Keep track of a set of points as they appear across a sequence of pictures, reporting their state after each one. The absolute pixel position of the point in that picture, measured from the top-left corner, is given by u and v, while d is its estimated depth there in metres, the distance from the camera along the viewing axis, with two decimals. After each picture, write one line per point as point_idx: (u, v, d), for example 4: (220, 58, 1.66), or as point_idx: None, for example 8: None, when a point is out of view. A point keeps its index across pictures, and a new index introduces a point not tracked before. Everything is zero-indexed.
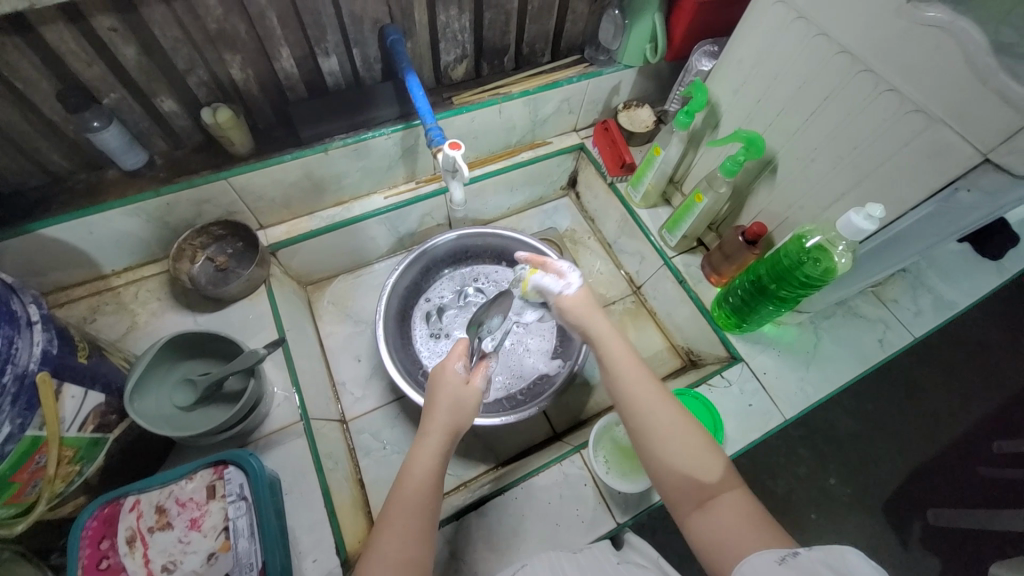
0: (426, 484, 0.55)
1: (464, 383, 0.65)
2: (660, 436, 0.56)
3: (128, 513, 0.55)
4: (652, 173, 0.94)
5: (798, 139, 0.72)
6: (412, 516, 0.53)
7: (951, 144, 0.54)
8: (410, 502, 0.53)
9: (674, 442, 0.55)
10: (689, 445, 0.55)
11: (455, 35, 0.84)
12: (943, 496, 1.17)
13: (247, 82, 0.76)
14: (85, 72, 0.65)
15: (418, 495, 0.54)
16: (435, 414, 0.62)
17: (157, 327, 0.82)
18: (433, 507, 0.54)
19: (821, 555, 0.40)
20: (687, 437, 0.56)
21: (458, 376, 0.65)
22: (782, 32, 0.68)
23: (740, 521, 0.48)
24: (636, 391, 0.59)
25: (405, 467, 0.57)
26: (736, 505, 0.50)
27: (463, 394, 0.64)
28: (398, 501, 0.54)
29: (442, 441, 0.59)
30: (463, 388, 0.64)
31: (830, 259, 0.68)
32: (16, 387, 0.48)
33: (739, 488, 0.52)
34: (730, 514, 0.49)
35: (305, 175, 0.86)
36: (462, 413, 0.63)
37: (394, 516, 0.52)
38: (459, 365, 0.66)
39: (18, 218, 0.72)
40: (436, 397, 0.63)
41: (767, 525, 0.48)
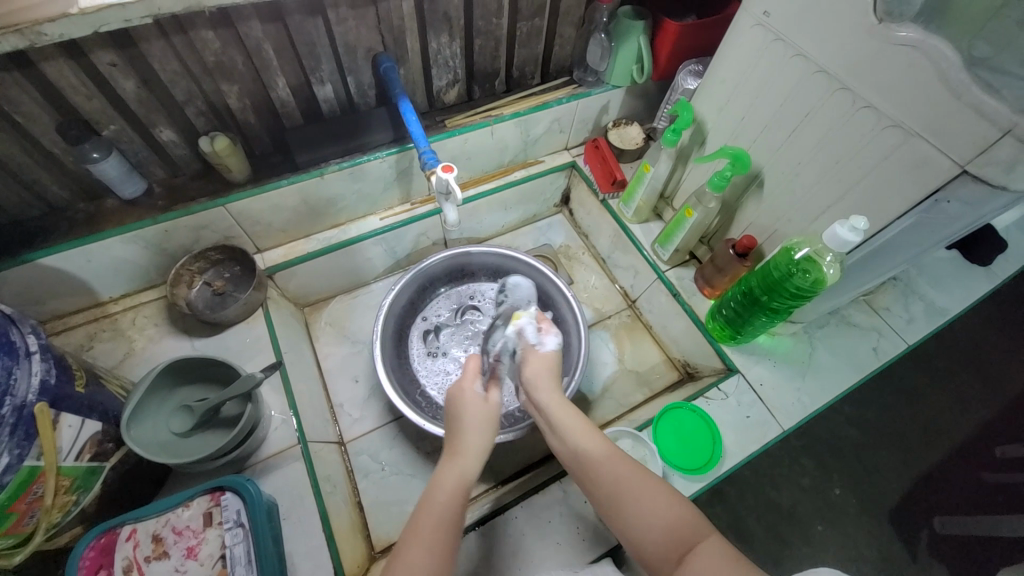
0: (449, 502, 0.55)
1: (483, 401, 0.67)
2: (628, 494, 0.55)
3: (125, 542, 0.54)
4: (642, 190, 0.96)
5: (782, 155, 0.74)
6: (439, 532, 0.53)
7: (930, 158, 0.56)
8: (436, 519, 0.53)
9: (642, 497, 0.54)
10: (656, 498, 0.54)
11: (447, 61, 0.87)
12: (948, 504, 1.17)
13: (244, 110, 0.78)
14: (85, 105, 0.66)
15: (444, 511, 0.54)
16: (460, 435, 0.63)
17: (155, 353, 0.82)
18: (457, 525, 0.54)
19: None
20: (654, 490, 0.55)
21: (477, 395, 0.67)
22: (762, 53, 0.70)
23: (719, 566, 0.45)
24: (595, 459, 0.59)
25: (432, 485, 0.58)
26: (718, 549, 0.47)
27: (483, 412, 0.65)
28: (423, 519, 0.54)
29: (466, 459, 0.61)
30: (484, 407, 0.66)
31: (819, 270, 0.69)
32: (15, 418, 0.48)
33: (715, 532, 0.50)
34: (709, 560, 0.46)
35: (301, 199, 0.87)
36: (484, 431, 0.64)
37: (418, 535, 0.52)
38: (477, 383, 0.68)
39: (17, 248, 0.73)
40: (460, 416, 0.65)
41: (746, 567, 0.45)
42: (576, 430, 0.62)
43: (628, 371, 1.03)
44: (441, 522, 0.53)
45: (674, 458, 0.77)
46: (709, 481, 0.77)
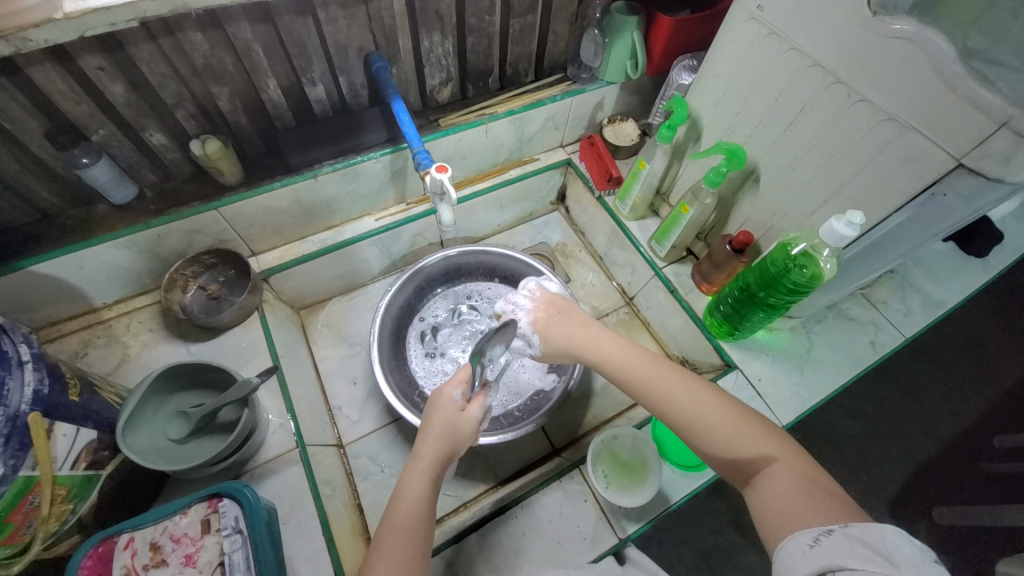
0: (417, 513, 0.54)
1: (460, 411, 0.64)
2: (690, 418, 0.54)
3: (123, 551, 0.54)
4: (638, 186, 0.95)
5: (777, 150, 0.73)
6: (405, 544, 0.51)
7: (925, 151, 0.56)
8: (402, 529, 0.52)
9: (712, 422, 0.52)
10: (726, 420, 0.52)
11: (439, 60, 0.86)
12: (948, 494, 1.17)
13: (235, 112, 0.77)
14: (74, 110, 0.65)
15: (408, 522, 0.53)
16: (424, 442, 0.61)
17: (150, 358, 0.82)
18: (424, 536, 0.53)
19: (857, 534, 0.38)
20: (724, 411, 0.53)
21: (454, 404, 0.64)
22: (756, 47, 0.70)
23: (790, 492, 0.45)
24: (660, 382, 0.57)
25: (396, 496, 0.56)
26: (789, 472, 0.47)
27: (458, 421, 0.64)
28: (392, 528, 0.53)
29: (431, 466, 0.59)
30: (458, 416, 0.64)
31: (816, 265, 0.69)
32: (8, 428, 0.48)
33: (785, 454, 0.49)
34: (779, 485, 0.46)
35: (295, 201, 0.87)
36: (456, 440, 0.62)
37: (387, 543, 0.51)
38: (458, 393, 0.65)
39: (8, 256, 0.72)
40: (431, 421, 0.63)
41: (818, 492, 0.44)
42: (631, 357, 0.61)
43: None
44: (409, 533, 0.52)
45: (675, 456, 0.77)
46: (710, 476, 0.76)
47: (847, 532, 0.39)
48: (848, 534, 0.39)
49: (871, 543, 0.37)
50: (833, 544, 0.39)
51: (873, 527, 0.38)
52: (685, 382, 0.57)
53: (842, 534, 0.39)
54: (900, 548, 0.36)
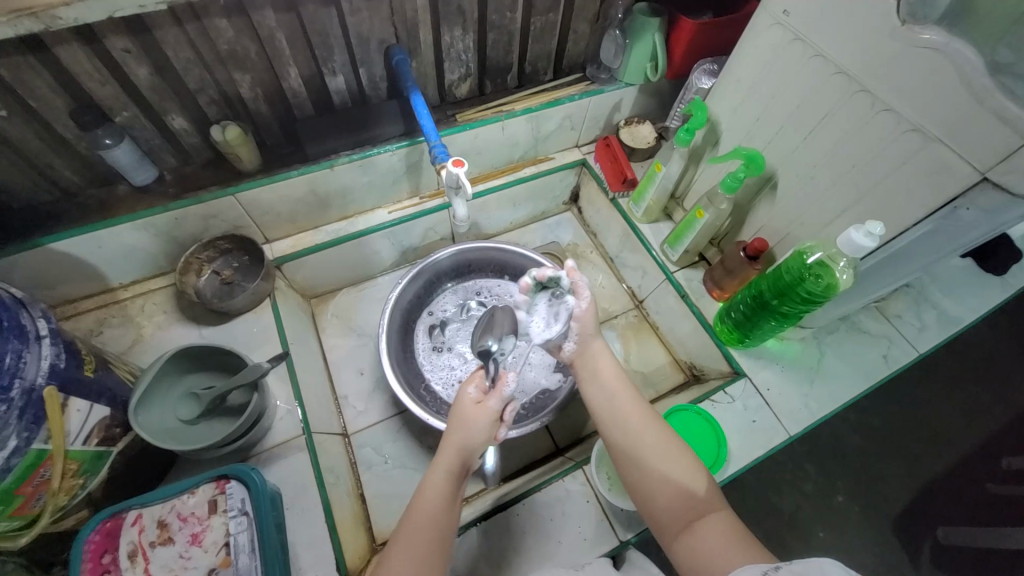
0: (439, 506, 0.57)
1: (477, 406, 0.63)
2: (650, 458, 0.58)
3: (131, 527, 0.55)
4: (653, 189, 0.95)
5: (797, 157, 0.73)
6: (424, 533, 0.54)
7: (950, 163, 0.55)
8: (421, 525, 0.55)
9: (667, 465, 0.58)
10: (680, 469, 0.57)
11: (459, 55, 0.86)
12: (953, 514, 1.15)
13: (256, 100, 0.78)
14: (99, 91, 0.66)
15: (429, 520, 0.55)
16: (452, 435, 0.62)
17: (162, 340, 0.83)
18: (445, 529, 0.56)
19: (801, 568, 0.40)
20: (679, 460, 0.58)
21: (471, 399, 0.64)
22: (780, 52, 0.69)
23: (725, 537, 0.50)
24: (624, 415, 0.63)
25: (423, 488, 0.59)
26: (720, 521, 0.52)
27: (476, 416, 0.62)
28: (415, 519, 0.56)
29: (455, 458, 0.61)
30: (478, 410, 0.63)
31: (831, 275, 0.68)
32: (24, 400, 0.48)
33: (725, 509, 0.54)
34: (714, 530, 0.51)
35: (310, 191, 0.87)
36: (475, 438, 0.61)
37: (405, 539, 0.54)
38: (474, 388, 0.65)
39: (30, 233, 0.73)
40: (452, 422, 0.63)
41: (750, 543, 0.49)
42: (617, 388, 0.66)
43: (633, 371, 1.03)
44: (429, 525, 0.55)
45: None
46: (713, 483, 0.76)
47: (791, 567, 0.40)
48: (791, 569, 0.40)
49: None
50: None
51: (812, 560, 0.40)
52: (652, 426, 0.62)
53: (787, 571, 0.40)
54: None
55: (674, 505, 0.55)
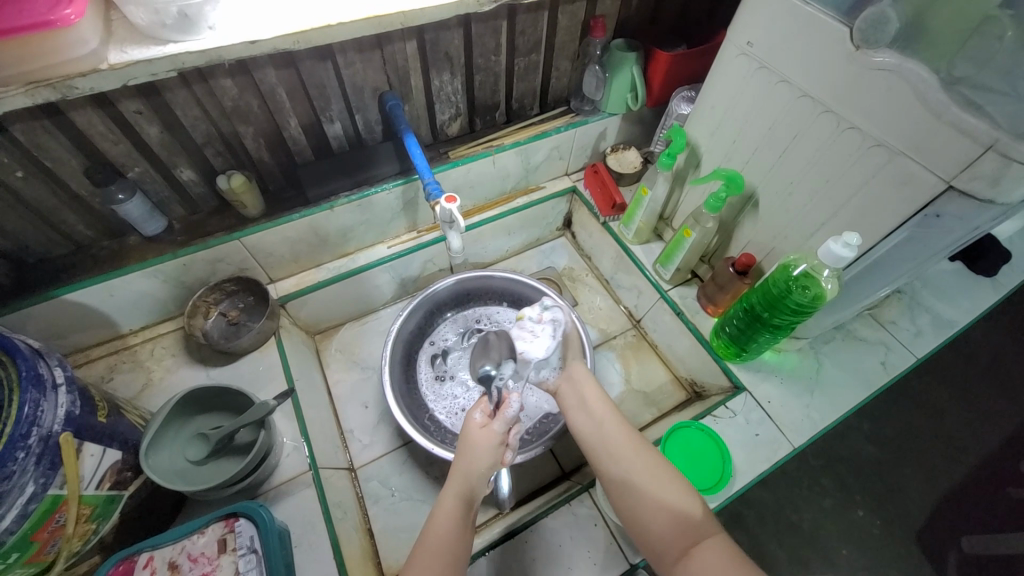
0: (450, 532, 0.58)
1: (482, 428, 0.65)
2: (644, 486, 0.59)
3: (142, 569, 0.55)
4: (642, 212, 0.98)
5: (774, 175, 0.76)
6: (433, 565, 0.55)
7: (915, 174, 0.58)
8: (433, 551, 0.56)
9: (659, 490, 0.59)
10: (674, 497, 0.58)
11: (449, 96, 0.91)
12: (975, 522, 1.13)
13: (259, 150, 0.82)
14: (112, 150, 0.71)
15: (440, 545, 0.57)
16: (460, 461, 0.63)
17: (171, 383, 0.85)
18: (456, 557, 0.56)
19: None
20: (670, 485, 0.59)
21: (476, 423, 0.66)
22: (749, 79, 0.74)
23: (721, 563, 0.49)
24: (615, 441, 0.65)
25: (432, 517, 0.60)
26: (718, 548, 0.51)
27: (481, 438, 0.64)
28: (424, 551, 0.57)
29: (464, 484, 0.61)
30: (485, 433, 0.65)
31: (818, 285, 0.70)
32: (41, 447, 0.50)
33: (719, 532, 0.53)
34: (711, 556, 0.50)
35: (312, 231, 0.91)
36: (482, 458, 0.63)
37: (417, 563, 0.55)
38: (480, 413, 0.67)
39: (45, 285, 0.77)
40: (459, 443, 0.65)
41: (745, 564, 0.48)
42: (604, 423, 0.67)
43: (636, 391, 1.03)
44: (439, 553, 0.56)
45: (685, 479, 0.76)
46: (720, 500, 0.76)
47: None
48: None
49: None
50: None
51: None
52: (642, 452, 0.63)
53: None
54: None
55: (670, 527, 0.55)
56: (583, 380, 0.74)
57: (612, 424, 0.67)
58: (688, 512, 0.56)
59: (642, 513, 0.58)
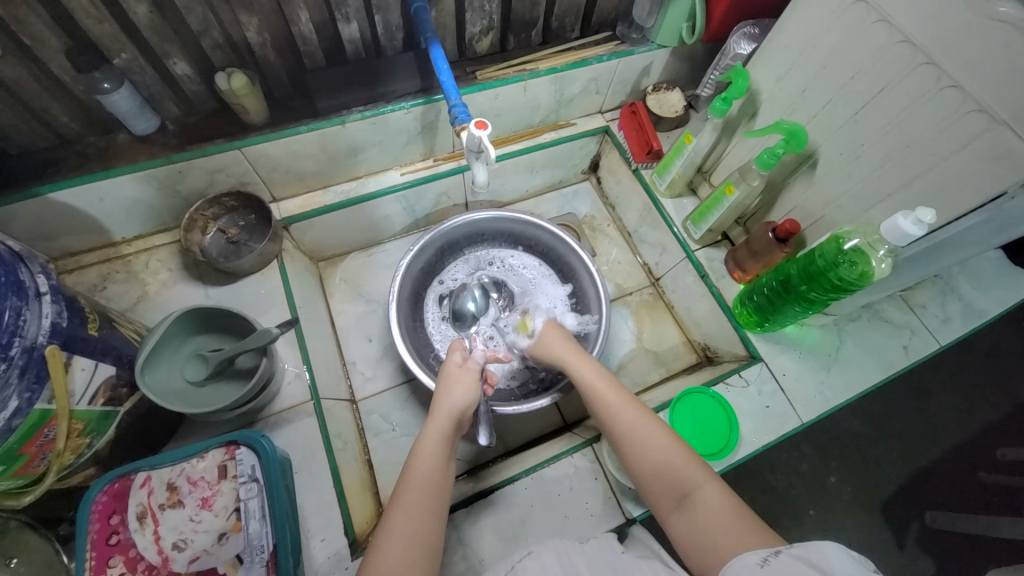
0: (434, 466, 0.57)
1: (461, 367, 0.68)
2: (630, 440, 0.60)
3: (139, 489, 0.54)
4: (680, 163, 0.90)
5: (843, 134, 0.68)
6: (419, 496, 0.54)
7: (1015, 149, 0.50)
8: (421, 482, 0.56)
9: (649, 441, 0.59)
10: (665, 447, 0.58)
11: (482, 4, 0.79)
12: (948, 501, 1.17)
13: (263, 47, 0.72)
14: (96, 30, 0.61)
15: (427, 477, 0.56)
16: (439, 398, 0.65)
17: (168, 298, 0.81)
18: (441, 486, 0.57)
19: (803, 554, 0.41)
20: (657, 438, 0.59)
21: (456, 362, 0.69)
22: (838, 16, 0.63)
23: (718, 513, 0.51)
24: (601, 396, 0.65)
25: (413, 451, 0.59)
26: (713, 499, 0.52)
27: (463, 376, 0.67)
28: (408, 485, 0.56)
29: (446, 422, 0.62)
30: (462, 371, 0.67)
31: (867, 263, 0.65)
32: (24, 359, 0.47)
33: (713, 479, 0.55)
34: (711, 508, 0.52)
35: (321, 148, 0.83)
36: (463, 397, 0.65)
37: (404, 497, 0.54)
38: (458, 355, 0.71)
39: (27, 181, 0.70)
40: (441, 384, 0.66)
41: (744, 514, 0.50)
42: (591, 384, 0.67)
43: (646, 350, 1.01)
44: (425, 487, 0.55)
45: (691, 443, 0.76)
46: (722, 466, 0.76)
47: (794, 552, 0.41)
48: (792, 554, 0.42)
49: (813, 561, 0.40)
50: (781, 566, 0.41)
51: (815, 544, 0.41)
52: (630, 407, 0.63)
53: (789, 557, 0.42)
54: (843, 566, 0.39)
55: (661, 479, 0.56)
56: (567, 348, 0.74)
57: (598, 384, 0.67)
58: (677, 459, 0.57)
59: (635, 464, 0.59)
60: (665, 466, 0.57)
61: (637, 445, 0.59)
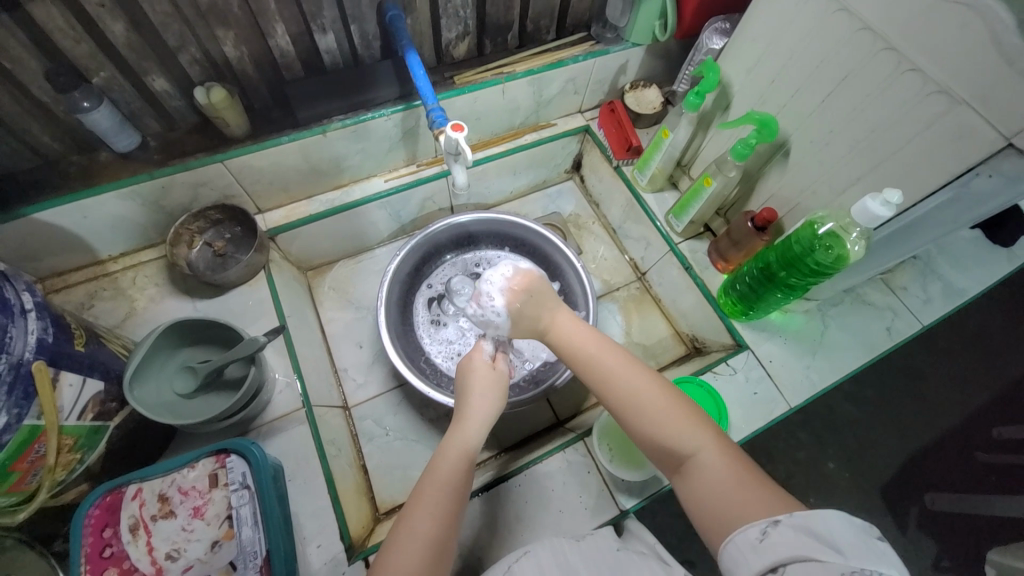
0: (453, 467, 0.56)
1: (491, 368, 0.67)
2: (634, 409, 0.55)
3: (131, 501, 0.54)
4: (659, 157, 0.91)
5: (813, 122, 0.69)
6: (439, 496, 0.54)
7: (974, 128, 0.52)
8: (440, 483, 0.55)
9: (653, 409, 0.54)
10: (672, 415, 0.53)
11: (457, 11, 0.81)
12: (942, 481, 1.18)
13: (241, 60, 0.73)
14: (73, 49, 0.62)
15: (449, 482, 0.55)
16: (469, 401, 0.63)
17: (157, 313, 0.81)
18: (463, 490, 0.56)
19: (801, 522, 0.42)
20: (661, 405, 0.54)
21: (485, 360, 0.67)
22: (800, 8, 0.65)
23: (724, 482, 0.48)
24: (597, 360, 0.59)
25: (437, 454, 0.58)
26: (718, 465, 0.50)
27: (490, 379, 0.66)
28: (429, 484, 0.55)
29: (474, 429, 0.61)
30: (492, 373, 0.67)
31: (842, 246, 0.66)
32: (12, 376, 0.47)
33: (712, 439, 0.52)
34: (710, 473, 0.49)
35: (303, 158, 0.84)
36: (490, 401, 0.64)
37: (423, 499, 0.54)
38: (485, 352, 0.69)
39: (10, 202, 0.70)
40: (468, 384, 0.65)
41: (746, 478, 0.48)
42: (591, 347, 0.60)
43: (635, 343, 1.02)
44: (444, 488, 0.55)
45: None
46: None
47: (793, 520, 0.42)
48: (792, 523, 0.42)
49: (813, 530, 0.41)
50: (783, 536, 0.41)
51: (813, 511, 0.42)
52: (632, 370, 0.57)
53: (786, 526, 0.42)
54: (842, 532, 0.40)
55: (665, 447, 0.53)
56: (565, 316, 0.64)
57: (594, 347, 0.60)
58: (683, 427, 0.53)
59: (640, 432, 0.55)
60: (666, 433, 0.53)
61: (641, 416, 0.54)
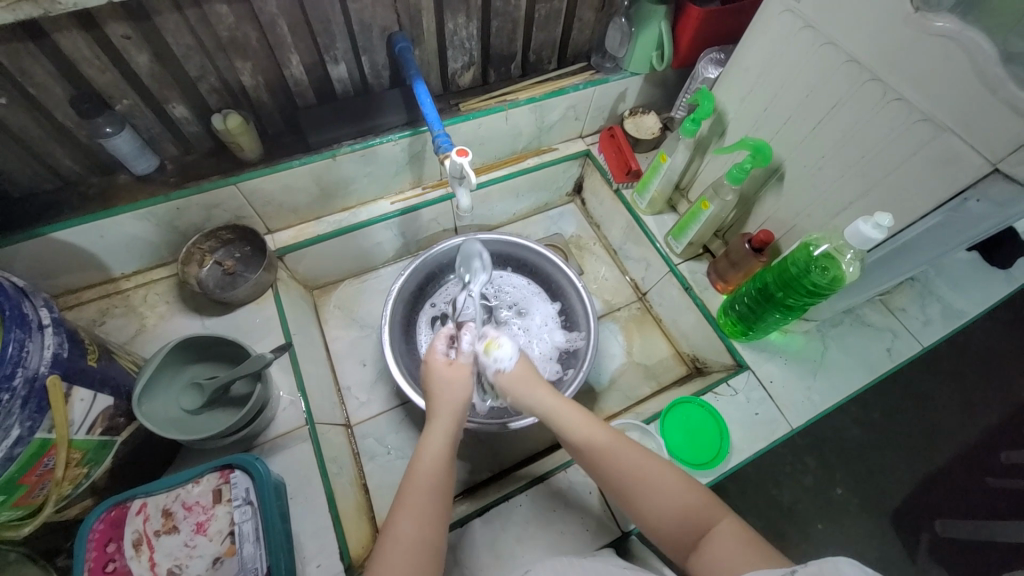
0: (434, 471, 0.58)
1: (448, 365, 0.69)
2: (641, 487, 0.56)
3: (136, 515, 0.55)
4: (658, 181, 0.94)
5: (805, 147, 0.72)
6: (425, 500, 0.55)
7: (960, 154, 0.54)
8: (422, 488, 0.56)
9: (658, 480, 0.56)
10: (676, 486, 0.56)
11: (462, 43, 0.85)
12: (952, 507, 1.16)
13: (257, 89, 0.77)
14: (99, 78, 0.66)
15: (429, 482, 0.57)
16: (437, 401, 0.66)
17: (166, 330, 0.83)
18: (444, 494, 0.57)
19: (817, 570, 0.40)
20: (672, 479, 0.57)
21: (442, 360, 0.69)
22: (790, 40, 0.68)
23: (738, 544, 0.49)
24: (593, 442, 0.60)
25: (414, 459, 0.60)
26: (733, 530, 0.51)
27: (451, 375, 0.68)
28: (414, 490, 0.56)
29: (448, 424, 0.64)
30: (452, 369, 0.68)
31: (838, 268, 0.68)
32: (26, 390, 0.49)
33: (728, 514, 0.53)
34: (725, 540, 0.50)
35: (313, 181, 0.87)
36: (457, 394, 0.66)
37: (408, 502, 0.55)
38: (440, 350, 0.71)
39: (30, 222, 0.73)
40: (434, 389, 0.67)
41: (758, 547, 0.48)
42: (589, 429, 0.62)
43: (637, 363, 1.03)
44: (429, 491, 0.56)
45: (683, 452, 0.77)
46: (715, 476, 0.76)
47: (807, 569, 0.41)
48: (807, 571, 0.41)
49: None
50: None
51: (827, 559, 0.41)
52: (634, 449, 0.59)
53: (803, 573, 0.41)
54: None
55: (676, 519, 0.54)
56: (556, 398, 0.66)
57: (587, 426, 0.62)
58: (691, 500, 0.55)
59: (649, 510, 0.55)
60: (680, 507, 0.54)
61: (655, 495, 0.56)
